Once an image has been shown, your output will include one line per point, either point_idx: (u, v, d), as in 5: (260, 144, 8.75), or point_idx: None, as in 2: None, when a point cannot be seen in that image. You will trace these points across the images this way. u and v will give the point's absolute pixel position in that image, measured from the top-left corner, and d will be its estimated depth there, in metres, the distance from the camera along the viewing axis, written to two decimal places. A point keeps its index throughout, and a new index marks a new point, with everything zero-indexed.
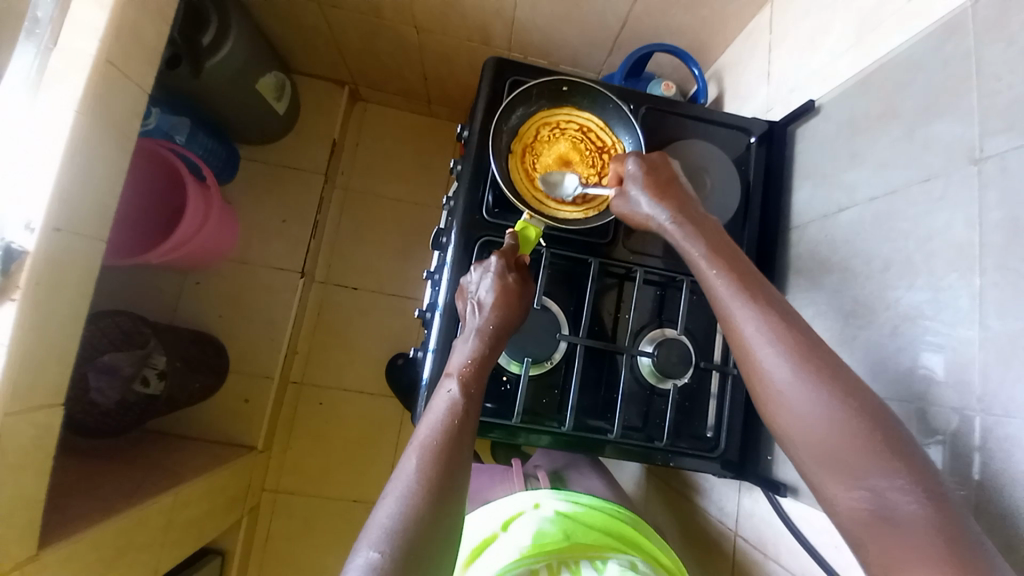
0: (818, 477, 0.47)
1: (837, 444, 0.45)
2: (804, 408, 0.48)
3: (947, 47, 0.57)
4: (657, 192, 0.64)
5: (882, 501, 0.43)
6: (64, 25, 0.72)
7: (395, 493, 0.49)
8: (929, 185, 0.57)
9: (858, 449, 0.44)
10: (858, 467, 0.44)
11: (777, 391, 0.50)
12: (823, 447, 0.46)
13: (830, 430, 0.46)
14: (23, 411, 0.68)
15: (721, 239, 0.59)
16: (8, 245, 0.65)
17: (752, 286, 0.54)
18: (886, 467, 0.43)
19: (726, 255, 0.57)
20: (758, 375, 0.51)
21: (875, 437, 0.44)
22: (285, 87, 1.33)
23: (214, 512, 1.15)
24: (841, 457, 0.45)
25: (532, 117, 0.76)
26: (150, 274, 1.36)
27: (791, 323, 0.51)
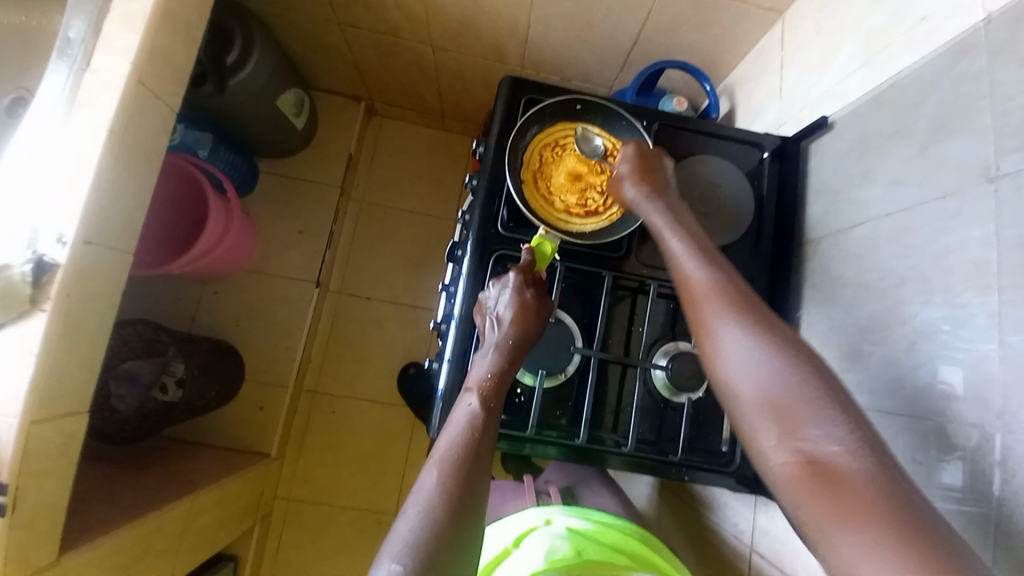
0: (754, 438, 0.47)
1: (778, 409, 0.46)
2: (740, 372, 0.50)
3: (960, 65, 0.57)
4: (644, 171, 0.68)
5: (818, 454, 0.43)
6: (96, 47, 0.76)
7: (416, 506, 0.49)
8: (944, 202, 0.57)
9: (798, 412, 0.45)
10: (795, 426, 0.45)
11: (718, 351, 0.52)
12: (758, 406, 0.47)
13: (764, 395, 0.47)
14: (51, 418, 0.70)
15: (690, 222, 0.63)
16: (39, 257, 0.68)
17: (714, 256, 0.58)
18: (823, 421, 0.44)
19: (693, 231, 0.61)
20: (704, 334, 0.54)
21: (808, 400, 0.45)
22: (304, 104, 1.37)
23: (229, 520, 1.17)
24: (779, 420, 0.46)
25: (548, 132, 0.78)
26: (171, 285, 1.40)
27: (742, 296, 0.53)
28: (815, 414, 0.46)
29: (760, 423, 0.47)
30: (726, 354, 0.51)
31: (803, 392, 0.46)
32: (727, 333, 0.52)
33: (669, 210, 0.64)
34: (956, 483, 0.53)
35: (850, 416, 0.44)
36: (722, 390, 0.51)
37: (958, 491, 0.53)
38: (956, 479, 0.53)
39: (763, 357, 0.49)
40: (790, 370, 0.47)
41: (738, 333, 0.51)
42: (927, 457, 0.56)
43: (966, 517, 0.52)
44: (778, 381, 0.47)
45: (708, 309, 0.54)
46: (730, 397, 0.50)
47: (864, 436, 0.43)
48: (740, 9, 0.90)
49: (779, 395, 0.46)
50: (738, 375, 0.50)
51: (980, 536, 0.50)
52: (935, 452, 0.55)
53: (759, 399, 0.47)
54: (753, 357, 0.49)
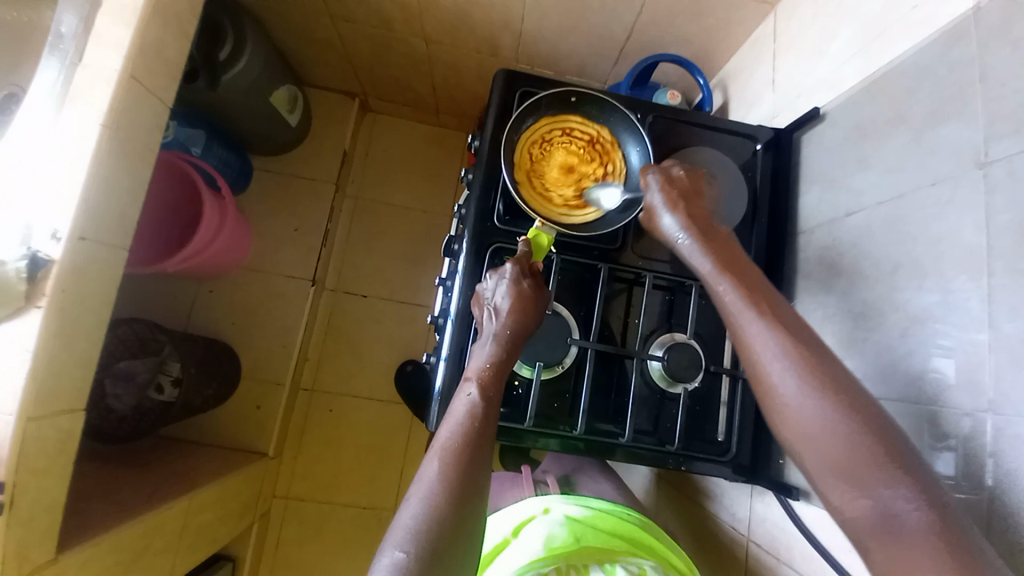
0: (826, 494, 0.47)
1: (847, 471, 0.45)
2: (805, 432, 0.48)
3: (952, 53, 0.58)
4: (673, 199, 0.67)
5: (888, 513, 0.43)
6: (87, 41, 0.75)
7: (419, 495, 0.49)
8: (937, 188, 0.58)
9: (867, 473, 0.45)
10: (865, 487, 0.44)
11: (776, 401, 0.51)
12: (824, 466, 0.47)
13: (829, 456, 0.46)
14: (47, 416, 0.70)
15: (735, 247, 0.61)
16: (34, 253, 0.67)
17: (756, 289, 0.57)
18: (893, 483, 0.43)
19: (732, 261, 0.60)
20: (758, 380, 0.53)
21: (873, 461, 0.45)
22: (298, 99, 1.37)
23: (228, 517, 1.17)
24: (849, 480, 0.45)
25: (541, 124, 0.78)
26: (165, 283, 1.39)
27: (797, 339, 0.51)
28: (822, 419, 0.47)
29: (830, 483, 0.47)
30: (788, 408, 0.50)
31: (872, 454, 0.45)
32: (783, 388, 0.50)
33: (705, 238, 0.63)
34: (953, 474, 0.53)
35: (915, 476, 0.44)
36: (785, 440, 0.50)
37: (952, 478, 0.53)
38: (953, 470, 0.54)
39: (824, 415, 0.47)
40: (854, 430, 0.46)
41: (795, 385, 0.50)
42: (921, 445, 0.57)
43: (959, 504, 0.52)
44: (845, 441, 0.46)
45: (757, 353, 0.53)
46: (796, 455, 0.49)
47: (930, 496, 0.43)
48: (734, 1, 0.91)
49: (846, 457, 0.46)
50: (802, 431, 0.49)
51: (974, 522, 0.51)
52: (928, 439, 0.56)
53: (824, 458, 0.47)
54: (816, 415, 0.48)
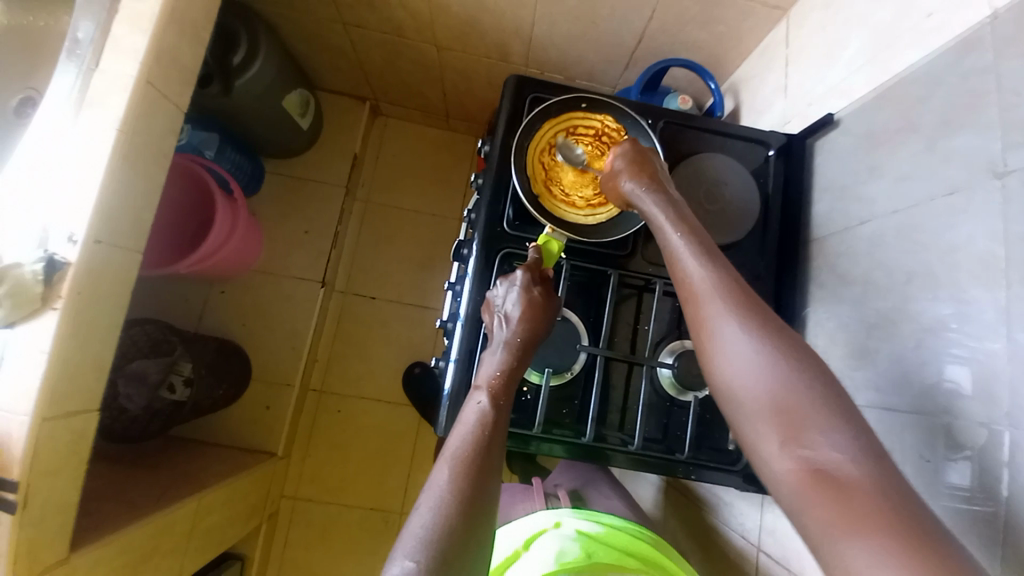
0: (760, 444, 0.46)
1: (785, 416, 0.44)
2: (743, 377, 0.47)
3: (968, 60, 0.57)
4: (635, 165, 0.66)
5: (821, 461, 0.42)
6: (103, 48, 0.77)
7: (428, 503, 0.49)
8: (952, 198, 0.57)
9: (805, 418, 0.44)
10: (802, 434, 0.43)
11: (719, 353, 0.50)
12: (762, 412, 0.46)
13: (770, 402, 0.45)
14: (62, 416, 0.71)
15: (686, 211, 0.61)
16: (50, 256, 0.68)
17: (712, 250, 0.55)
18: (829, 429, 0.43)
19: (692, 225, 0.59)
20: (703, 336, 0.52)
21: (814, 411, 0.44)
22: (309, 104, 1.38)
23: (236, 518, 1.18)
24: (785, 427, 0.44)
25: (545, 132, 0.78)
26: (178, 285, 1.41)
27: (742, 293, 0.51)
28: (790, 391, 0.45)
29: (764, 431, 0.45)
30: (731, 361, 0.48)
31: (810, 397, 0.44)
32: (726, 335, 0.50)
33: (667, 203, 0.62)
34: (967, 486, 0.52)
35: (854, 424, 0.43)
36: (722, 391, 0.49)
37: (966, 491, 0.52)
38: (968, 481, 0.52)
39: (763, 359, 0.47)
40: (790, 375, 0.45)
41: (740, 334, 0.49)
42: (934, 454, 0.56)
43: (975, 517, 0.51)
44: (782, 386, 0.45)
45: (708, 309, 0.51)
46: (731, 403, 0.48)
47: (868, 444, 0.42)
48: (746, 6, 0.90)
49: (784, 401, 0.45)
50: (740, 378, 0.48)
51: (988, 533, 0.50)
52: (942, 450, 0.55)
53: (762, 403, 0.46)
54: (755, 359, 0.47)
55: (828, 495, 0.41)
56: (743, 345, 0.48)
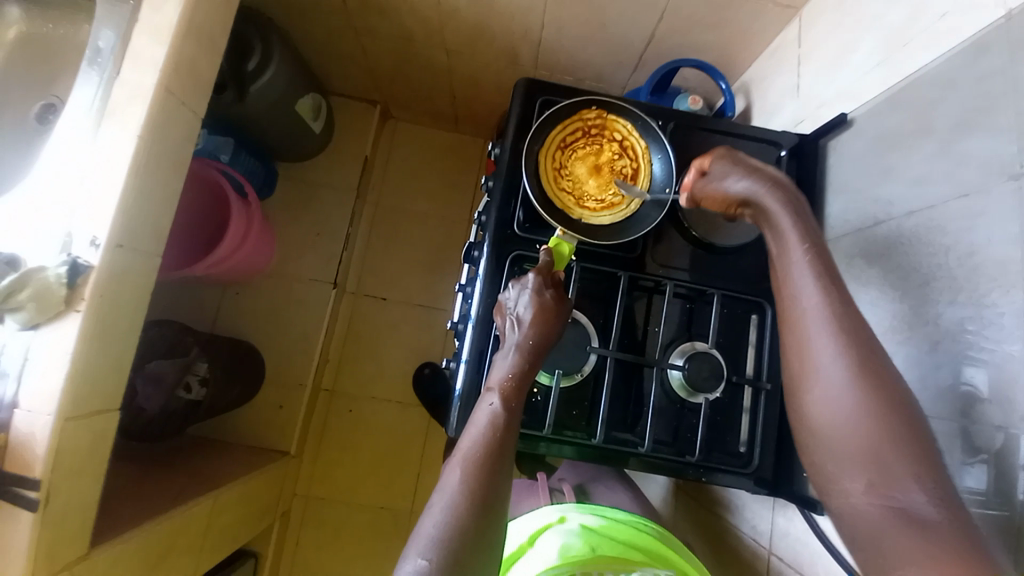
0: (842, 480, 0.49)
1: (874, 459, 0.47)
2: (835, 417, 0.50)
3: (981, 62, 0.56)
4: (743, 171, 0.65)
5: (906, 506, 0.45)
6: (123, 58, 0.79)
7: (441, 504, 0.50)
8: (968, 200, 0.56)
9: (895, 463, 0.46)
10: (891, 478, 0.46)
11: (817, 379, 0.52)
12: (851, 450, 0.48)
13: (858, 445, 0.48)
14: (84, 416, 0.73)
15: (809, 219, 0.60)
16: (73, 260, 0.70)
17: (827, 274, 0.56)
18: (920, 477, 0.45)
19: (812, 241, 0.58)
20: (808, 360, 0.54)
21: (900, 457, 0.46)
22: (321, 109, 1.40)
23: (251, 517, 1.20)
24: (874, 468, 0.47)
25: (546, 159, 0.77)
26: (193, 286, 1.43)
27: (857, 330, 0.52)
28: (875, 437, 0.47)
29: (851, 470, 0.48)
30: (826, 395, 0.51)
31: (901, 445, 0.46)
32: (827, 364, 0.52)
33: (788, 214, 0.61)
34: (983, 488, 0.52)
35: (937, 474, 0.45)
36: (815, 427, 0.52)
37: (981, 494, 0.52)
38: (984, 485, 0.52)
39: (861, 403, 0.49)
40: (889, 422, 0.47)
41: (842, 371, 0.51)
42: (950, 459, 0.56)
43: (991, 521, 0.51)
44: (876, 433, 0.47)
45: (813, 338, 0.53)
46: (821, 441, 0.51)
47: (953, 497, 0.44)
48: (756, 7, 0.90)
49: (875, 446, 0.47)
50: (833, 417, 0.50)
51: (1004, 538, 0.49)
52: (959, 454, 0.55)
53: (852, 444, 0.49)
54: (851, 402, 0.49)
55: (908, 532, 0.44)
56: (839, 380, 0.51)
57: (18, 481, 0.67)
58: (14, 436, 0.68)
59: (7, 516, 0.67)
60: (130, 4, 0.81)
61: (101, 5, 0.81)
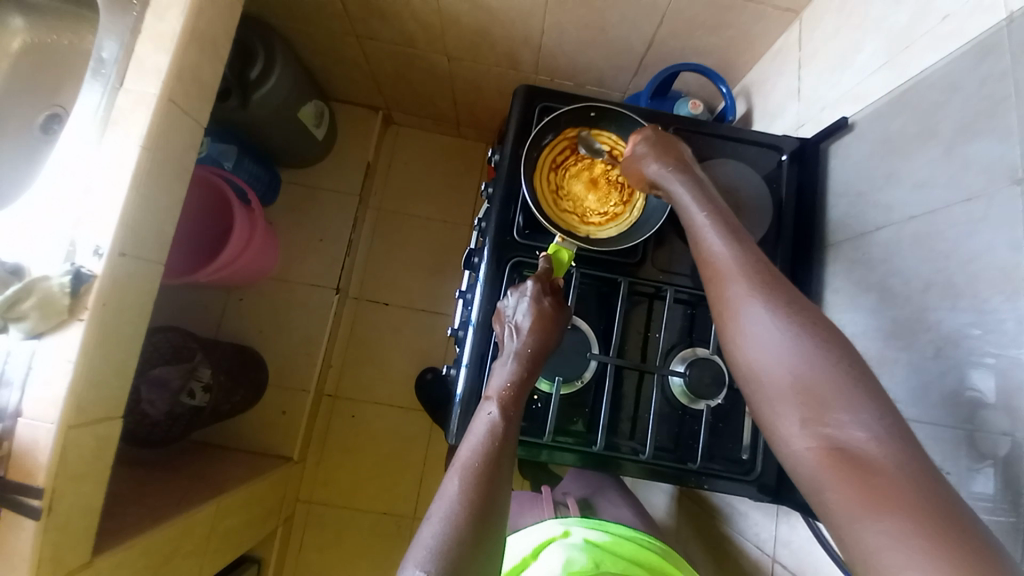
0: (780, 425, 0.47)
1: (806, 400, 0.45)
2: (767, 361, 0.48)
3: (985, 65, 0.56)
4: (661, 150, 0.66)
5: (842, 440, 0.43)
6: (127, 68, 0.79)
7: (439, 514, 0.50)
8: (971, 205, 0.56)
9: (825, 399, 0.45)
10: (823, 414, 0.44)
11: (742, 335, 0.51)
12: (786, 395, 0.47)
13: (794, 384, 0.46)
14: (87, 423, 0.73)
15: (713, 194, 0.62)
16: (77, 269, 0.71)
17: (740, 236, 0.56)
18: (853, 410, 0.43)
19: (717, 207, 0.60)
20: (727, 318, 0.53)
21: (836, 389, 0.44)
22: (323, 115, 1.41)
23: (254, 522, 1.20)
24: (807, 408, 0.45)
25: (541, 189, 0.77)
26: (197, 292, 1.44)
27: (772, 280, 0.51)
28: (810, 374, 0.46)
29: (785, 411, 0.46)
30: (754, 340, 0.50)
31: (836, 380, 0.45)
32: (751, 312, 0.51)
33: (695, 185, 0.62)
34: (992, 495, 0.51)
35: (875, 402, 0.44)
36: (747, 375, 0.50)
37: (989, 500, 0.51)
38: (993, 491, 0.51)
39: (794, 347, 0.47)
40: (822, 360, 0.46)
41: (769, 320, 0.49)
42: (957, 466, 0.55)
43: (1003, 530, 0.50)
44: (808, 371, 0.46)
45: (733, 292, 0.53)
46: (755, 387, 0.49)
47: (893, 425, 0.43)
48: (756, 10, 0.89)
49: (806, 384, 0.46)
50: (766, 365, 0.48)
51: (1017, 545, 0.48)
52: (966, 462, 0.54)
53: (786, 389, 0.47)
54: (783, 344, 0.48)
55: (851, 473, 0.42)
56: (766, 325, 0.49)
57: (21, 489, 0.68)
58: (18, 443, 0.69)
59: (11, 524, 0.68)
60: (133, 13, 0.82)
61: (105, 15, 0.81)
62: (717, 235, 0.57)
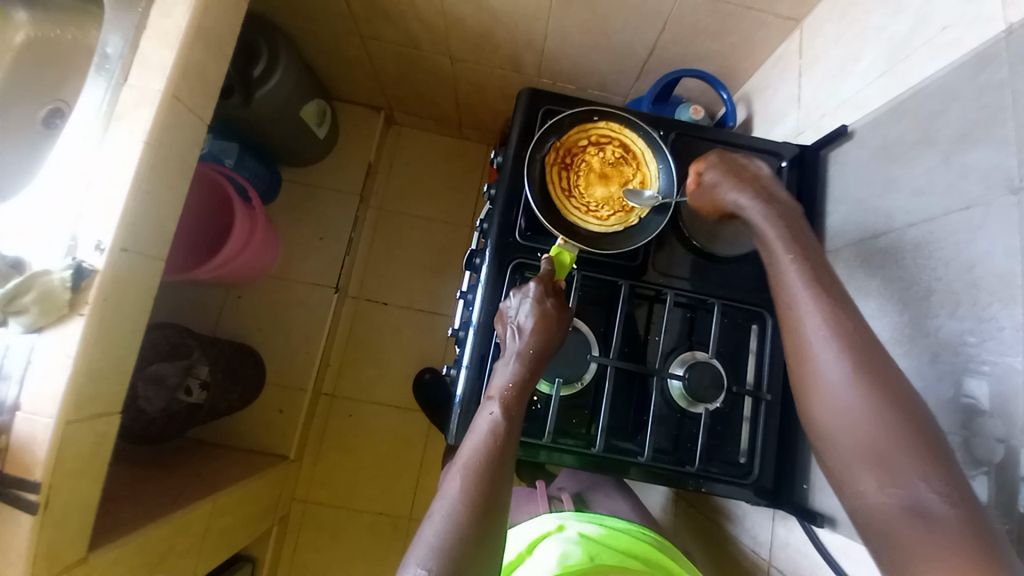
0: (852, 480, 0.50)
1: (883, 461, 0.48)
2: (842, 417, 0.51)
3: (983, 76, 0.57)
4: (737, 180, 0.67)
5: (915, 502, 0.45)
6: (132, 63, 0.80)
7: (441, 512, 0.50)
8: (969, 213, 0.56)
9: (901, 461, 0.47)
10: (898, 475, 0.46)
11: (821, 383, 0.53)
12: (858, 450, 0.49)
13: (865, 442, 0.49)
14: (86, 418, 0.73)
15: (797, 229, 0.62)
16: (78, 264, 0.70)
17: (823, 279, 0.57)
18: (928, 474, 0.46)
19: (802, 246, 0.60)
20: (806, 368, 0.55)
21: (903, 449, 0.47)
22: (326, 114, 1.41)
23: (250, 521, 1.20)
24: (880, 468, 0.48)
25: (546, 188, 0.76)
26: (196, 289, 1.44)
27: (857, 338, 0.53)
28: (882, 436, 0.48)
29: (860, 468, 0.49)
30: (830, 393, 0.52)
31: (911, 442, 0.47)
32: (828, 363, 0.53)
33: (777, 221, 0.62)
34: (985, 499, 0.52)
35: (945, 468, 0.46)
36: (821, 426, 0.53)
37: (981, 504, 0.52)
38: (986, 495, 0.52)
39: (865, 405, 0.49)
40: (899, 425, 0.48)
41: (843, 370, 0.52)
42: None
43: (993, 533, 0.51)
44: (883, 434, 0.48)
45: (811, 338, 0.55)
46: (829, 439, 0.52)
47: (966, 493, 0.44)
48: (758, 18, 0.90)
49: (880, 445, 0.48)
50: (844, 422, 0.51)
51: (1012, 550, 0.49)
52: (960, 467, 0.54)
53: (859, 448, 0.49)
54: (859, 407, 0.50)
55: (921, 531, 0.44)
56: (840, 377, 0.52)
57: (19, 483, 0.67)
58: (17, 438, 0.69)
59: (8, 518, 0.67)
60: (139, 10, 0.82)
61: (110, 11, 0.82)
62: (799, 277, 0.58)
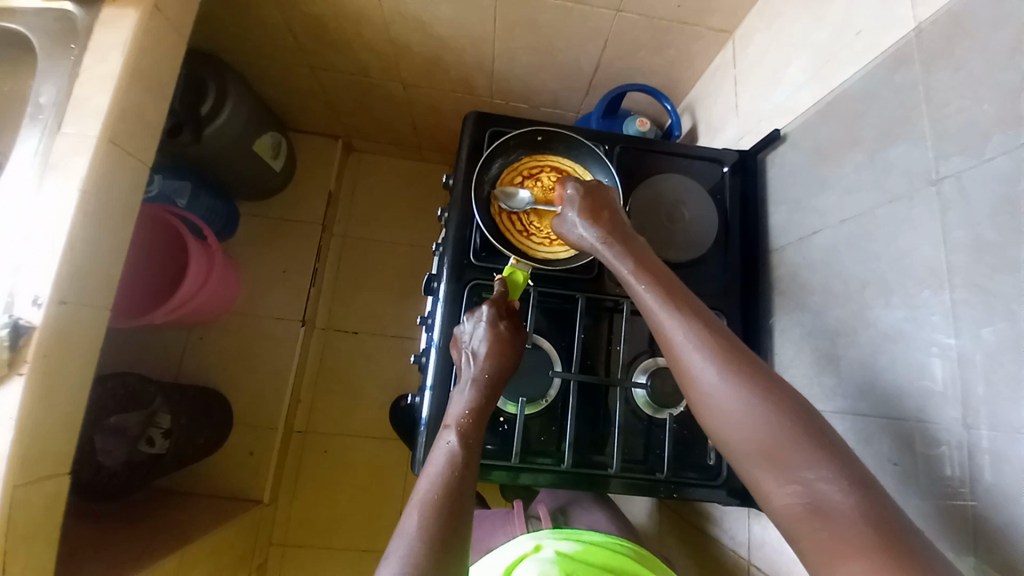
0: (757, 483, 0.46)
1: (770, 455, 0.45)
2: (731, 419, 0.48)
3: (897, 76, 0.60)
4: (591, 213, 0.66)
5: (812, 494, 0.43)
6: (65, 110, 0.77)
7: (398, 552, 0.48)
8: (894, 207, 0.59)
9: (790, 455, 0.45)
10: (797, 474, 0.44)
11: (708, 397, 0.50)
12: (751, 451, 0.47)
13: (756, 439, 0.46)
14: (33, 481, 0.69)
15: (645, 255, 0.62)
16: (15, 320, 0.68)
17: (675, 294, 0.57)
18: (814, 462, 0.44)
19: (651, 269, 0.60)
20: (681, 370, 0.53)
21: (799, 446, 0.45)
22: (281, 146, 1.40)
23: (223, 571, 1.14)
24: (767, 460, 0.45)
25: (501, 222, 0.78)
26: (155, 334, 1.39)
27: (722, 338, 0.52)
28: (776, 432, 0.46)
29: (756, 469, 0.46)
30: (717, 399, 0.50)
31: (790, 432, 0.45)
32: (707, 378, 0.50)
33: (629, 252, 0.62)
34: (940, 481, 0.52)
35: (828, 443, 0.44)
36: (718, 432, 0.50)
37: (939, 488, 0.53)
38: (941, 478, 0.52)
39: (755, 409, 0.47)
40: (775, 415, 0.46)
41: (714, 371, 0.50)
42: (906, 457, 0.56)
43: (947, 513, 0.52)
44: (770, 428, 0.46)
45: (682, 354, 0.53)
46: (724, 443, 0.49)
47: (855, 474, 0.43)
48: (693, 32, 0.94)
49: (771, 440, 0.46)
50: (731, 424, 0.48)
51: (968, 530, 0.50)
52: (912, 453, 0.56)
53: (750, 445, 0.47)
54: (742, 408, 0.48)
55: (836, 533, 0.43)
56: (718, 384, 0.50)
57: None
58: None
59: None
60: (72, 56, 0.80)
61: (45, 60, 0.81)
62: (651, 295, 0.57)
